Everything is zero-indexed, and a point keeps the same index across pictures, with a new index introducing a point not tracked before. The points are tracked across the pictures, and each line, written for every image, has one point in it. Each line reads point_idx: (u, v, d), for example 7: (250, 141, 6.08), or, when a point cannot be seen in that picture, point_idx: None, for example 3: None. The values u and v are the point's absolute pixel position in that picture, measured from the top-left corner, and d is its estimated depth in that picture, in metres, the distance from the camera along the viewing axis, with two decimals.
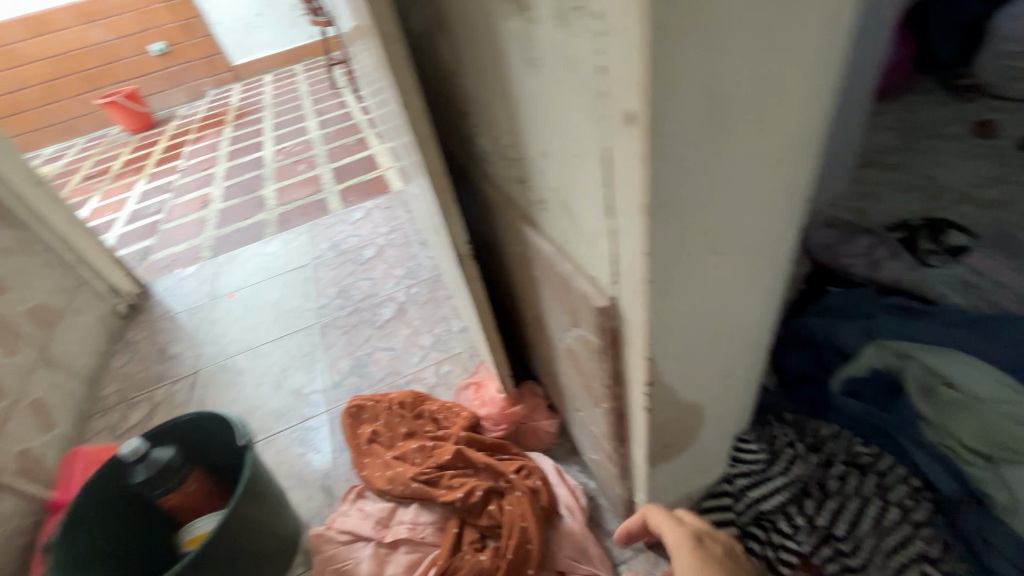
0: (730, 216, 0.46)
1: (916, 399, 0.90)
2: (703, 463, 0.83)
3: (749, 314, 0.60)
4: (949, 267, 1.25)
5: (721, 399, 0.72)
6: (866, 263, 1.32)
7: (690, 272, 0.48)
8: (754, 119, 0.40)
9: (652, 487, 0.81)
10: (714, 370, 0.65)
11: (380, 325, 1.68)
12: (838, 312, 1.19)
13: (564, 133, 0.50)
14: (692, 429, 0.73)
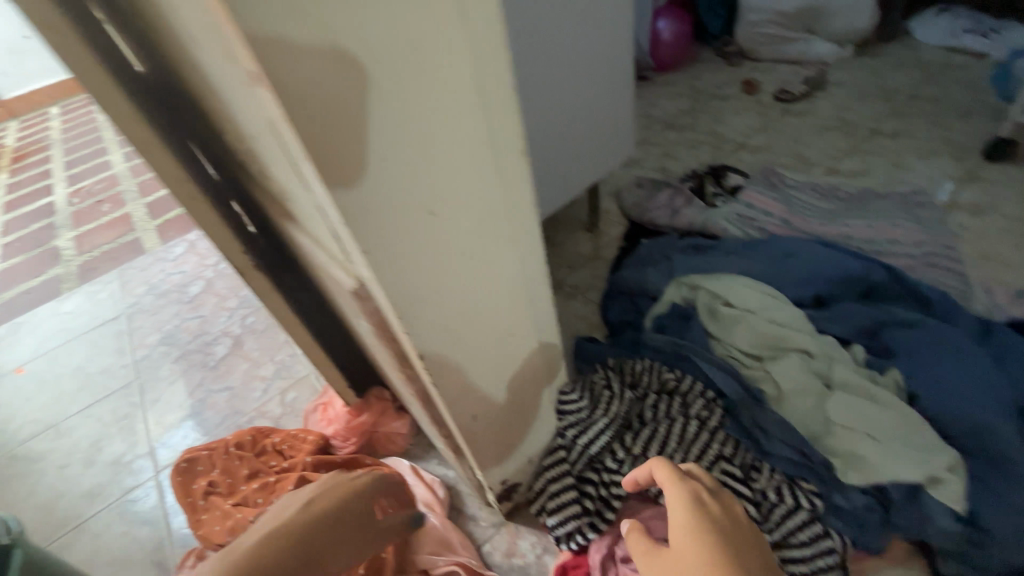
0: (430, 175, 0.47)
1: (707, 322, 1.05)
2: (525, 422, 0.86)
3: (507, 272, 0.62)
4: (728, 206, 1.45)
5: (517, 357, 0.75)
6: (666, 214, 1.49)
7: (410, 239, 0.49)
8: (406, 73, 0.40)
9: (480, 459, 0.82)
10: (493, 331, 0.66)
11: (213, 366, 1.50)
12: (647, 260, 1.32)
13: (247, 110, 0.47)
14: (500, 393, 0.75)
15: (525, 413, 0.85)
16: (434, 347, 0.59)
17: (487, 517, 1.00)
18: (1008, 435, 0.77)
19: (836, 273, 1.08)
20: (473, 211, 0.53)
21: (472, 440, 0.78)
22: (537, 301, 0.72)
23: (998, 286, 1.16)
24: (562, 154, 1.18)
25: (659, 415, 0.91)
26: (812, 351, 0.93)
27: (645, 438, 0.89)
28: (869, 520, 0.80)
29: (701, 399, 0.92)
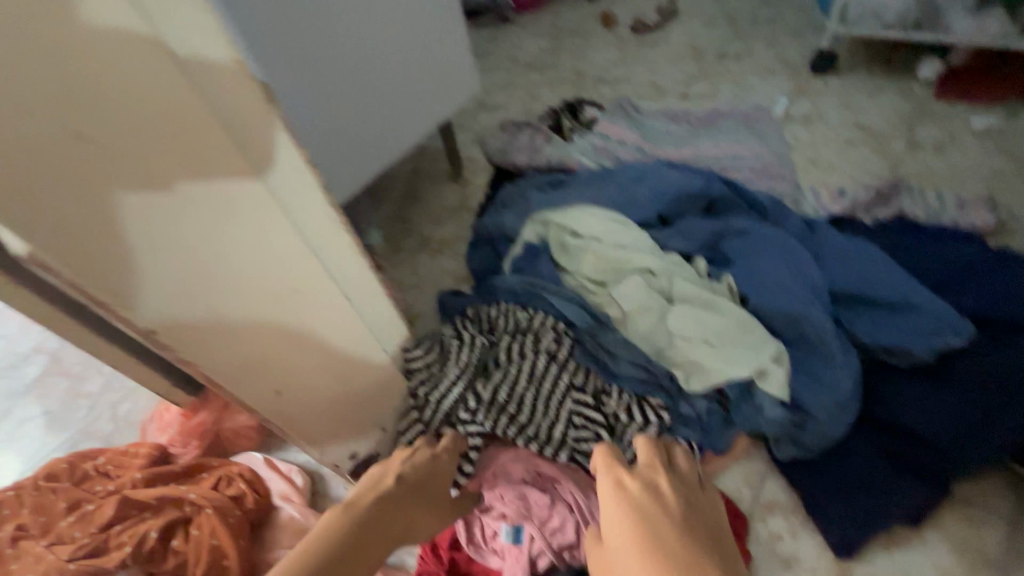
0: (74, 117, 0.39)
1: (559, 256, 1.02)
2: (367, 387, 0.79)
3: (266, 233, 0.53)
4: (585, 139, 1.42)
5: (331, 328, 0.66)
6: (526, 155, 1.43)
7: (72, 203, 0.42)
8: None
9: (310, 424, 0.77)
10: (272, 301, 0.59)
11: (22, 391, 1.25)
12: (506, 202, 1.27)
13: None
14: (309, 362, 0.69)
15: (367, 382, 0.78)
16: (171, 312, 0.54)
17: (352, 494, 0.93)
18: (821, 320, 0.82)
19: (678, 190, 1.09)
20: (174, 161, 0.44)
21: (288, 408, 0.73)
22: (348, 270, 0.62)
23: (823, 188, 1.24)
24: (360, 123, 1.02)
25: (512, 356, 0.88)
26: (654, 270, 0.94)
27: (498, 382, 0.85)
28: (711, 422, 0.83)
29: (552, 333, 0.89)
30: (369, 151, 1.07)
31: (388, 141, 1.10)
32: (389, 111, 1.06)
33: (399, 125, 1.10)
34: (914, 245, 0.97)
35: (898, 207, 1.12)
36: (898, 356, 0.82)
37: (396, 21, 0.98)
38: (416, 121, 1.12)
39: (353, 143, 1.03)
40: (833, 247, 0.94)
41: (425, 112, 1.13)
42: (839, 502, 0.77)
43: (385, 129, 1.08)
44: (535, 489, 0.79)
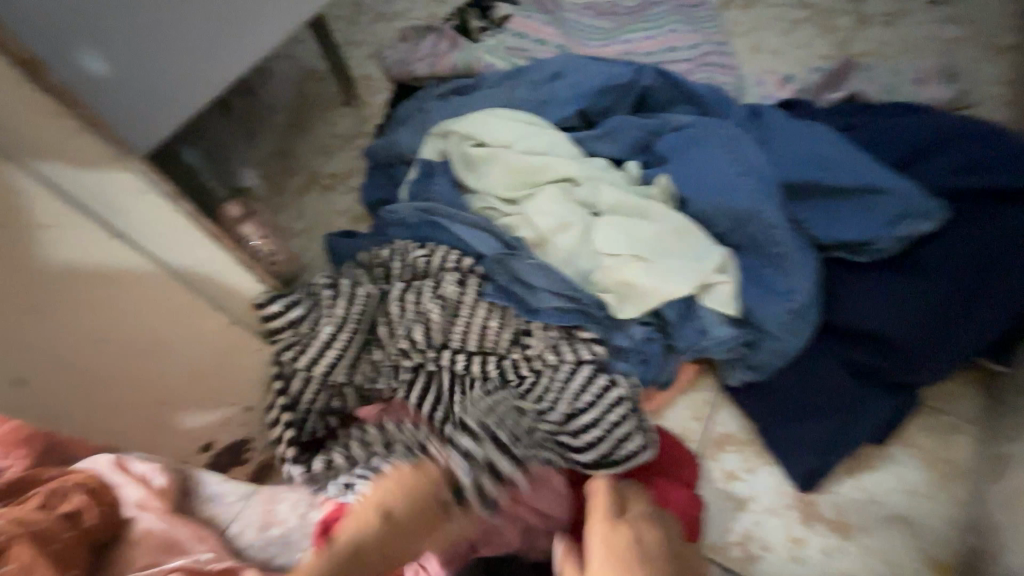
0: None
1: (462, 172, 0.82)
2: (198, 366, 0.63)
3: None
4: (496, 39, 1.19)
5: (106, 280, 0.53)
6: (427, 62, 1.19)
7: None
8: None
9: (118, 424, 0.61)
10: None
11: None
12: (403, 119, 1.04)
13: None
14: (75, 333, 0.53)
15: (197, 360, 0.62)
16: None
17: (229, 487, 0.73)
18: (772, 217, 0.68)
19: (602, 83, 0.91)
20: None
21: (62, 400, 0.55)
22: (89, 185, 0.49)
23: (767, 76, 1.08)
24: (161, 39, 0.72)
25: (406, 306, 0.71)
26: (576, 178, 0.76)
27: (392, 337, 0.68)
28: (652, 352, 0.69)
29: (452, 271, 0.72)
30: (181, 82, 0.76)
31: (210, 66, 0.78)
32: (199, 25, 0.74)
33: (224, 47, 0.79)
34: (872, 123, 0.83)
35: (850, 88, 0.98)
36: (857, 250, 0.70)
37: None
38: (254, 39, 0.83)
39: (150, 75, 0.73)
40: (781, 132, 0.79)
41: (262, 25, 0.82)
42: (798, 426, 0.66)
43: (199, 51, 0.76)
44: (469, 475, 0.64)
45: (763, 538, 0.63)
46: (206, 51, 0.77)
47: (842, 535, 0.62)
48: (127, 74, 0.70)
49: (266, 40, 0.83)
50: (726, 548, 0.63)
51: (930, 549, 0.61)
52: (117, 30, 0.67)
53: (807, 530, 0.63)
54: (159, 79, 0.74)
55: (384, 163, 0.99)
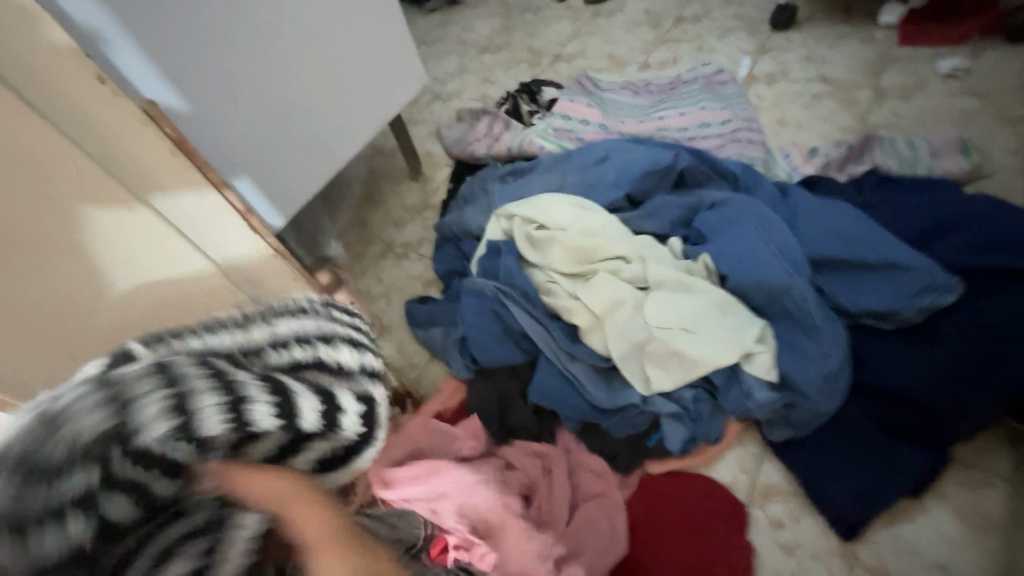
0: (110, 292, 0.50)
1: (529, 252, 0.95)
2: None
3: (117, 212, 0.46)
4: (545, 121, 1.36)
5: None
6: (485, 144, 1.36)
7: None
8: None
9: None
10: None
11: None
12: (468, 197, 1.20)
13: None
14: None
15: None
16: None
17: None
18: (804, 293, 0.78)
19: (644, 167, 1.04)
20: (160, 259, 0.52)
21: None
22: None
23: (793, 149, 1.20)
24: (289, 144, 0.92)
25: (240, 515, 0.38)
26: (627, 257, 0.89)
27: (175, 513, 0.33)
28: (700, 410, 0.79)
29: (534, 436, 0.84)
30: (303, 172, 0.97)
31: (321, 159, 0.99)
32: (317, 130, 0.96)
33: (331, 143, 1.00)
34: (892, 199, 0.93)
35: (871, 161, 1.08)
36: (883, 319, 0.79)
37: (322, 34, 0.90)
38: (353, 134, 1.03)
39: (284, 170, 0.93)
40: (807, 211, 0.90)
41: (355, 124, 1.03)
42: (839, 479, 0.73)
43: (315, 148, 0.97)
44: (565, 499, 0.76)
45: None
46: (321, 156, 0.99)
47: None
48: (269, 171, 0.91)
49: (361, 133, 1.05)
50: None
51: None
52: (263, 138, 0.88)
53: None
54: (287, 173, 0.94)
55: (454, 237, 1.14)
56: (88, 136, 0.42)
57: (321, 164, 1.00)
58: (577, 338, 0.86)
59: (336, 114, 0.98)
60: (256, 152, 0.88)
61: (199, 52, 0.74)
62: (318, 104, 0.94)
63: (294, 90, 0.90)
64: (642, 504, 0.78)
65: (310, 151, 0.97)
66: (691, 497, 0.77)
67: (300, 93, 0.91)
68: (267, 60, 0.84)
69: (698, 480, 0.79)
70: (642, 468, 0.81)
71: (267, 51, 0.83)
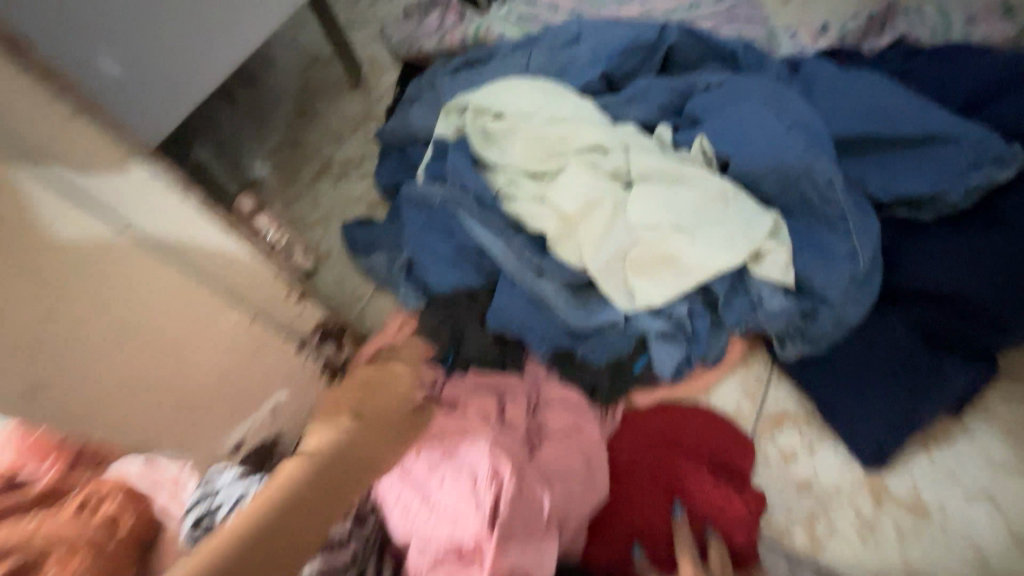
0: None
1: (485, 149, 0.76)
2: (182, 339, 0.53)
3: None
4: (505, 7, 1.13)
5: (33, 240, 0.40)
6: (434, 37, 1.13)
7: None
8: None
9: (186, 446, 0.60)
10: (157, 322, 0.51)
11: None
12: (413, 97, 0.99)
13: None
14: (204, 363, 0.56)
15: (164, 327, 0.51)
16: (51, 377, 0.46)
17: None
18: (828, 174, 0.62)
19: (624, 44, 0.85)
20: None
21: (141, 421, 0.55)
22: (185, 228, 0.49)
23: (801, 26, 1.00)
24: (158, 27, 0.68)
25: None
26: (605, 145, 0.71)
27: None
28: (697, 328, 0.64)
29: (497, 369, 0.69)
30: (182, 74, 0.73)
31: (207, 59, 0.75)
32: (191, 14, 0.71)
33: (220, 38, 0.75)
34: (928, 66, 0.76)
35: (895, 31, 0.90)
36: (919, 206, 0.64)
37: None
38: (257, 17, 0.79)
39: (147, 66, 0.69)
40: (828, 83, 0.73)
41: (252, 14, 0.78)
42: (868, 400, 0.60)
43: (195, 43, 0.73)
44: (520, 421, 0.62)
45: (830, 522, 0.59)
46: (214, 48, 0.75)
47: (919, 516, 0.58)
48: (122, 63, 0.67)
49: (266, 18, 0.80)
50: (792, 533, 0.59)
51: (1019, 527, 0.56)
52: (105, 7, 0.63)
53: (880, 510, 0.59)
54: (160, 63, 0.70)
55: (399, 146, 0.95)
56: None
57: (211, 67, 0.76)
58: (545, 249, 0.69)
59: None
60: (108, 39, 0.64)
61: None
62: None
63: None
64: (628, 442, 0.64)
65: (197, 38, 0.73)
66: (686, 432, 0.64)
67: None
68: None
69: (693, 411, 0.66)
70: (626, 400, 0.67)
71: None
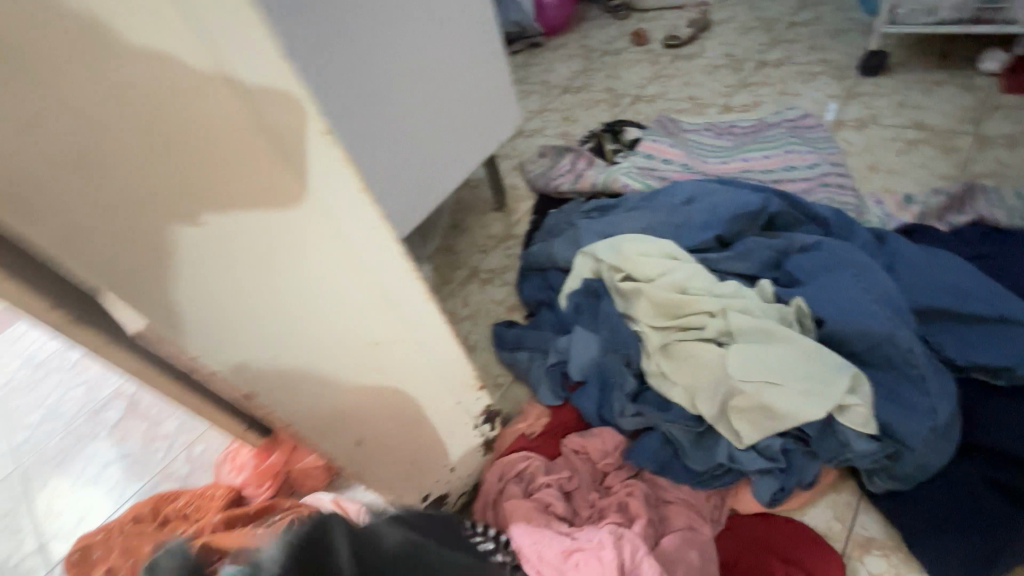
0: (255, 278, 0.50)
1: (616, 297, 1.01)
2: (383, 339, 0.63)
3: (288, 199, 0.48)
4: (629, 160, 1.42)
5: (336, 295, 0.56)
6: (570, 179, 1.43)
7: (300, 342, 0.56)
8: (233, 206, 0.45)
9: (406, 492, 0.80)
10: (393, 353, 0.65)
11: (107, 433, 1.35)
12: (553, 229, 1.27)
13: (160, 289, 0.45)
14: (432, 423, 0.77)
15: (363, 330, 0.60)
16: (346, 406, 0.64)
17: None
18: (908, 342, 0.78)
19: (736, 210, 1.07)
20: (309, 215, 0.50)
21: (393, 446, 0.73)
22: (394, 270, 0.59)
23: (887, 195, 1.19)
24: (407, 172, 1.04)
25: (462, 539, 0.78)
26: (712, 311, 0.91)
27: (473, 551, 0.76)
28: (793, 463, 0.79)
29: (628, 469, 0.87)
30: (402, 214, 1.07)
31: (419, 203, 1.10)
32: (443, 124, 1.08)
33: (425, 192, 1.10)
34: (1008, 255, 0.91)
35: (975, 210, 1.06)
36: (996, 374, 0.78)
37: (444, 90, 1.06)
38: (455, 167, 1.15)
39: (420, 165, 1.07)
40: (909, 261, 0.89)
41: (447, 175, 1.14)
42: (956, 539, 0.70)
43: (414, 193, 1.08)
44: (646, 512, 0.78)
45: None
46: (429, 185, 1.10)
47: None
48: (386, 195, 1.02)
49: (460, 169, 1.16)
50: None
51: None
52: (392, 153, 1.00)
53: None
54: (403, 196, 1.05)
55: (542, 268, 1.21)
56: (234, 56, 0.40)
57: (417, 210, 1.09)
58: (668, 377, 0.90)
59: (460, 110, 1.11)
60: (386, 181, 1.01)
61: (362, 112, 0.92)
62: (444, 102, 1.07)
63: (424, 82, 1.01)
64: (730, 545, 0.78)
65: (421, 181, 1.08)
66: (785, 543, 0.77)
67: (421, 127, 1.04)
68: (405, 58, 0.96)
69: (789, 525, 0.79)
70: (732, 506, 0.82)
71: (400, 37, 0.94)
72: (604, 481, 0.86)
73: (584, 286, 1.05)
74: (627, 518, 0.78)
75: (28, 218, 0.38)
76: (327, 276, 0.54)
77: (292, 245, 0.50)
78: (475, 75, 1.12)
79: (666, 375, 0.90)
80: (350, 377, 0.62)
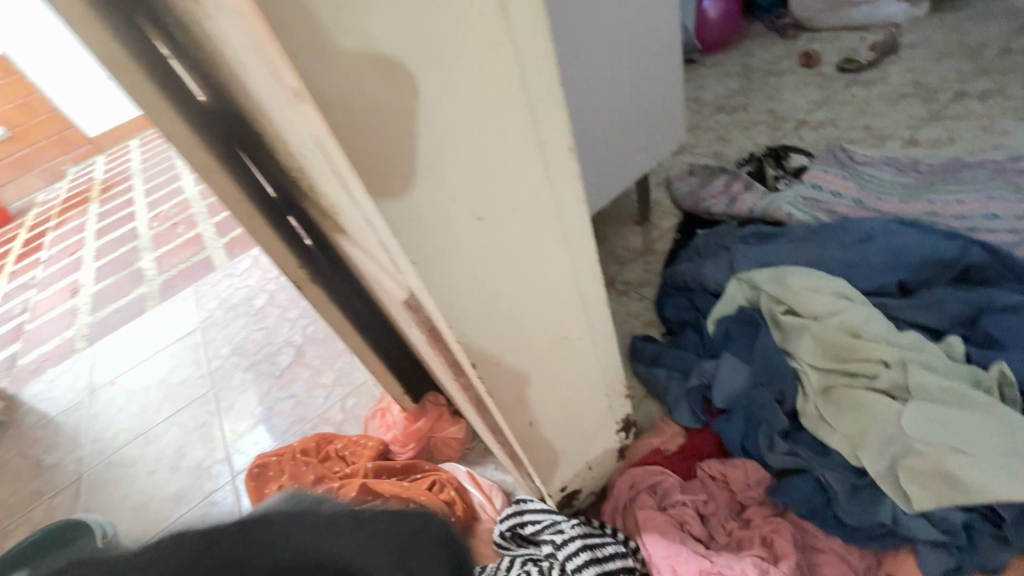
0: (503, 274, 0.55)
1: (773, 330, 0.99)
2: (570, 335, 0.68)
3: (539, 207, 0.54)
4: (792, 189, 1.35)
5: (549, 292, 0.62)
6: (723, 202, 1.40)
7: (517, 332, 0.62)
8: (504, 211, 0.51)
9: (549, 480, 0.85)
10: (571, 350, 0.70)
11: (279, 374, 1.59)
12: (702, 249, 1.25)
13: (443, 280, 0.50)
14: (585, 420, 0.82)
15: (558, 323, 0.66)
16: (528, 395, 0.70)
17: (533, 512, 0.88)
18: None
19: (924, 257, 0.99)
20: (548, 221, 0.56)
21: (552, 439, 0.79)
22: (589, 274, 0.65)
23: None
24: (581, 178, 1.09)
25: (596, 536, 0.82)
26: (888, 361, 0.86)
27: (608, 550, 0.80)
28: (975, 541, 0.72)
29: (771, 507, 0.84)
30: None
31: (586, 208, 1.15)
32: (619, 130, 1.12)
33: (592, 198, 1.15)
34: None
35: None
36: None
37: (626, 102, 1.10)
38: (621, 177, 1.19)
39: (593, 172, 1.12)
40: None
41: (611, 184, 1.18)
42: None
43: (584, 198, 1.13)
44: (794, 554, 0.75)
45: None
46: (595, 191, 1.15)
47: None
48: None
49: (623, 178, 1.20)
50: None
51: None
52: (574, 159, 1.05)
53: None
54: None
55: (688, 288, 1.20)
56: (532, 69, 0.45)
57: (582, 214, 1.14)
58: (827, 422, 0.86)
59: (635, 111, 1.13)
60: None
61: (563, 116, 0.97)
62: (625, 105, 1.09)
63: (612, 86, 1.05)
64: None
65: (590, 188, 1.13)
66: None
67: (599, 135, 1.08)
68: (601, 70, 1.01)
69: None
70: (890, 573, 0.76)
71: (597, 45, 0.98)
72: (743, 513, 0.85)
73: (737, 312, 1.03)
74: (772, 556, 0.76)
75: (384, 211, 0.43)
76: (547, 275, 0.60)
77: (531, 246, 0.56)
78: (652, 88, 1.15)
79: (825, 419, 0.87)
80: (538, 368, 0.68)
